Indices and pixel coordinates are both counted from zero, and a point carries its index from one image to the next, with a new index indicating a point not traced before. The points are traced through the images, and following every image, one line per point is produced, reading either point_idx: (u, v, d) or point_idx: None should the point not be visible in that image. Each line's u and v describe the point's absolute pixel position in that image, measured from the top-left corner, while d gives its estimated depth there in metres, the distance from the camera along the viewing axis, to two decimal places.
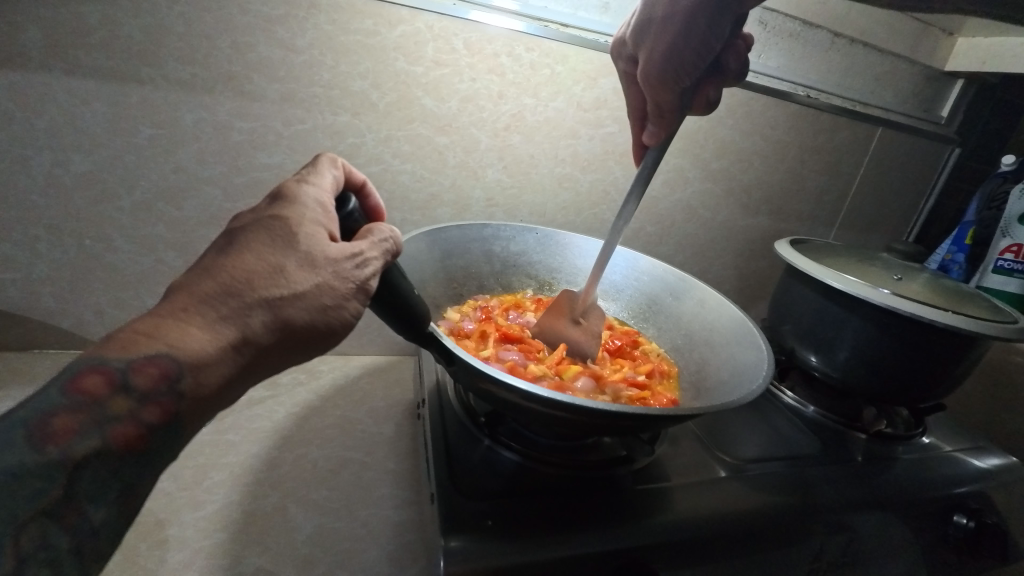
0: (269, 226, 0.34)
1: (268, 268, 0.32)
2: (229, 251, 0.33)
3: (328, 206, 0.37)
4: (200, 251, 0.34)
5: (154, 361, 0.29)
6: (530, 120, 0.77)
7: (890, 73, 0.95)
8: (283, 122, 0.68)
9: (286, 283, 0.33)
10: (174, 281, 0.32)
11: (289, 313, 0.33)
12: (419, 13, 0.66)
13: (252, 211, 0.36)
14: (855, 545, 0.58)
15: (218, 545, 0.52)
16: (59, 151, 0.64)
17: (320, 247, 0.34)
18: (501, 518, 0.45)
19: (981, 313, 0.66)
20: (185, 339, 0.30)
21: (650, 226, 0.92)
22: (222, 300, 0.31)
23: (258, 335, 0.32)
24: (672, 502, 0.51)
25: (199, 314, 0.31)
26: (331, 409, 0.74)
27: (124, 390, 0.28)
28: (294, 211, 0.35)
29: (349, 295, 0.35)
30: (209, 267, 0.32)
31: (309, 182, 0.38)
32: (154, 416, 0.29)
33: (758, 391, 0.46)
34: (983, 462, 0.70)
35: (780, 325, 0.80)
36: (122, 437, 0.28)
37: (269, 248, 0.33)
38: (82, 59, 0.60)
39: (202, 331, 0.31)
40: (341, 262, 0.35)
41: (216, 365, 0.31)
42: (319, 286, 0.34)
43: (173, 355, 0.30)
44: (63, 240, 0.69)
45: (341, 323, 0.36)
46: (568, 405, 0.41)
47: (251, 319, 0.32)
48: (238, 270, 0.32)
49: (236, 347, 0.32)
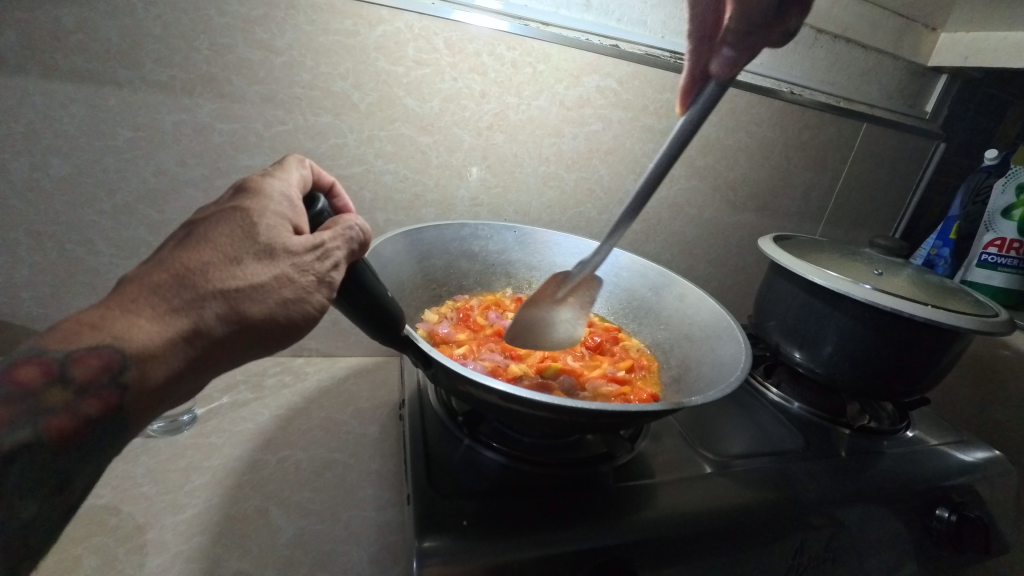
0: (230, 216, 0.34)
1: (224, 260, 0.33)
2: (186, 242, 0.33)
3: (294, 200, 0.37)
4: (156, 244, 0.34)
5: (96, 353, 0.29)
6: (513, 118, 0.77)
7: (875, 68, 0.96)
8: (264, 123, 0.68)
9: (242, 275, 0.33)
10: (128, 272, 0.33)
11: (245, 304, 0.33)
12: (399, 13, 0.66)
13: (215, 202, 0.36)
14: (838, 539, 0.58)
15: (198, 548, 0.52)
16: (37, 155, 0.63)
17: (282, 238, 0.34)
18: (478, 518, 0.45)
19: (964, 307, 0.66)
20: (131, 331, 0.30)
21: (636, 224, 0.92)
22: (174, 290, 0.31)
23: (212, 327, 0.32)
24: (655, 499, 0.51)
25: (149, 305, 0.31)
26: (317, 411, 0.73)
27: (62, 381, 0.29)
28: (258, 202, 0.35)
29: (312, 288, 0.35)
30: (163, 257, 0.33)
31: (276, 176, 0.38)
32: (93, 409, 0.30)
33: (736, 386, 0.46)
34: (968, 455, 0.70)
35: (765, 321, 0.80)
36: (56, 428, 0.29)
37: (227, 240, 0.33)
38: (59, 62, 0.60)
39: (151, 322, 0.31)
40: (303, 254, 0.35)
41: (163, 359, 0.31)
42: (278, 278, 0.34)
43: (118, 348, 0.30)
44: (44, 244, 0.68)
45: (304, 316, 0.35)
46: (546, 405, 0.41)
47: (204, 311, 0.32)
48: (192, 261, 0.32)
49: (187, 339, 0.32)
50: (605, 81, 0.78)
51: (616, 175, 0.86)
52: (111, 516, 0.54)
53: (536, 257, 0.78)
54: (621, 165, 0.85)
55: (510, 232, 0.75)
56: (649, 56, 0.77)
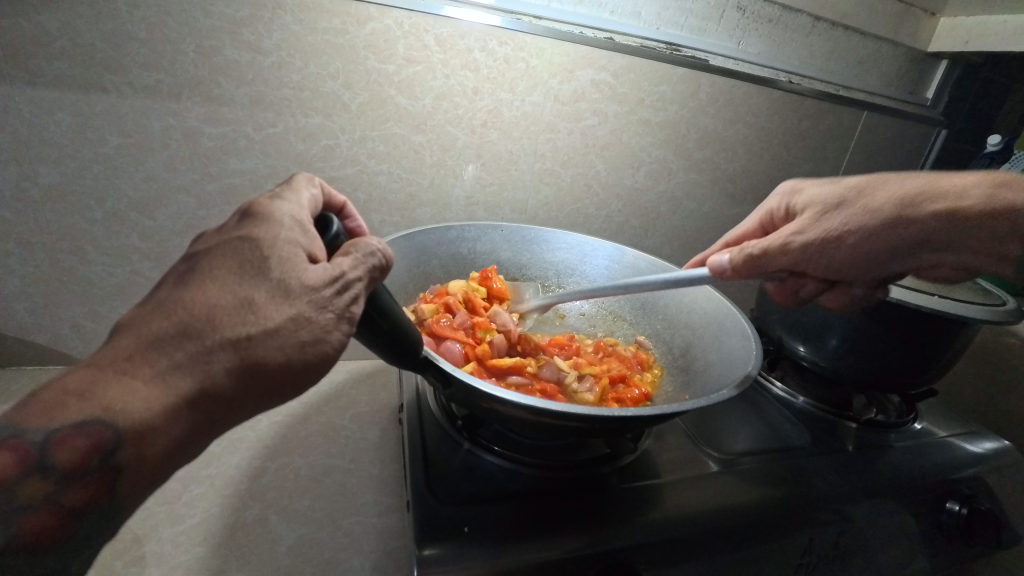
0: (237, 248, 0.32)
1: (235, 302, 0.30)
2: (190, 282, 0.31)
3: (306, 223, 0.35)
4: (157, 282, 0.32)
5: (82, 432, 0.27)
6: (507, 115, 0.76)
7: (873, 56, 0.94)
8: (254, 126, 0.67)
9: (255, 318, 0.30)
10: (123, 318, 0.30)
11: (260, 352, 0.30)
12: (388, 10, 0.65)
13: (220, 230, 0.34)
14: (847, 536, 0.56)
15: (197, 559, 0.51)
16: (25, 164, 0.62)
17: (296, 273, 0.32)
18: (479, 524, 0.44)
19: (971, 296, 0.65)
20: (125, 400, 0.28)
21: (635, 218, 0.91)
22: (177, 343, 0.29)
23: (219, 381, 0.30)
24: (660, 500, 0.50)
25: (147, 363, 0.29)
26: (315, 416, 0.72)
27: (41, 469, 0.27)
28: (267, 230, 0.33)
29: (330, 325, 0.32)
30: (165, 302, 0.30)
31: (285, 199, 0.36)
32: (78, 498, 0.28)
33: (742, 385, 0.44)
34: (976, 446, 0.69)
35: (768, 315, 0.79)
36: (35, 527, 0.26)
37: (236, 278, 0.31)
38: (43, 68, 0.58)
39: (147, 385, 0.29)
40: (319, 289, 0.32)
41: (163, 428, 0.29)
42: (294, 319, 0.31)
43: (108, 422, 0.27)
44: (35, 254, 0.68)
45: (324, 357, 0.33)
46: (545, 412, 0.40)
47: (211, 364, 0.29)
48: (198, 306, 0.30)
49: (189, 400, 0.29)
50: (599, 74, 0.76)
51: (613, 170, 0.85)
52: None
53: (526, 255, 0.77)
54: (618, 159, 0.84)
55: (498, 231, 0.74)
56: (643, 48, 0.76)
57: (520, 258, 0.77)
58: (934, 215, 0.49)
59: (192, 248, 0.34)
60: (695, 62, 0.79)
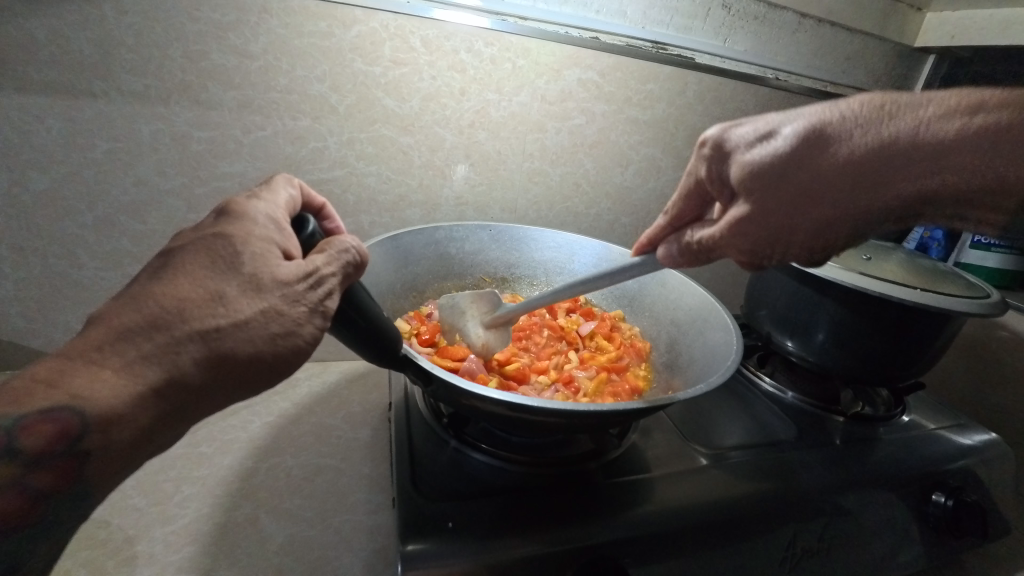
0: (211, 244, 0.32)
1: (206, 296, 0.31)
2: (162, 275, 0.31)
3: (281, 222, 0.36)
4: (130, 275, 0.32)
5: (50, 419, 0.27)
6: (495, 115, 0.76)
7: (861, 51, 0.94)
8: (242, 129, 0.68)
9: (226, 311, 0.31)
10: (96, 309, 0.30)
11: (229, 344, 0.31)
12: (374, 13, 0.65)
13: (196, 228, 0.34)
14: (833, 528, 0.57)
15: (187, 559, 0.51)
16: (15, 170, 0.63)
17: (269, 269, 0.32)
18: (464, 520, 0.44)
19: (956, 290, 0.65)
20: (92, 389, 0.28)
21: (625, 217, 0.91)
22: (145, 335, 0.29)
23: (188, 372, 0.30)
24: (646, 495, 0.51)
25: (115, 353, 0.28)
26: (307, 417, 0.73)
27: (9, 454, 0.27)
28: (241, 228, 0.33)
29: (302, 318, 0.33)
30: (137, 294, 0.30)
31: (261, 199, 0.36)
32: (46, 481, 0.28)
33: (721, 379, 0.45)
34: (966, 439, 0.69)
35: (756, 310, 0.80)
36: (1, 509, 0.27)
37: (208, 273, 0.31)
38: (32, 75, 0.59)
39: (116, 374, 0.28)
40: (292, 284, 0.33)
41: (131, 417, 0.29)
42: (264, 313, 0.32)
43: (75, 411, 0.27)
44: (27, 260, 0.68)
45: (296, 350, 0.34)
46: (526, 407, 0.40)
47: (180, 355, 0.30)
48: (168, 299, 0.30)
49: (158, 390, 0.29)
50: (586, 74, 0.77)
51: (602, 169, 0.85)
52: (100, 530, 0.54)
53: (516, 254, 0.77)
54: (606, 157, 0.85)
55: (487, 231, 0.74)
56: (629, 47, 0.76)
57: (509, 257, 0.77)
58: (962, 130, 0.35)
59: (166, 244, 0.34)
60: (682, 60, 0.80)
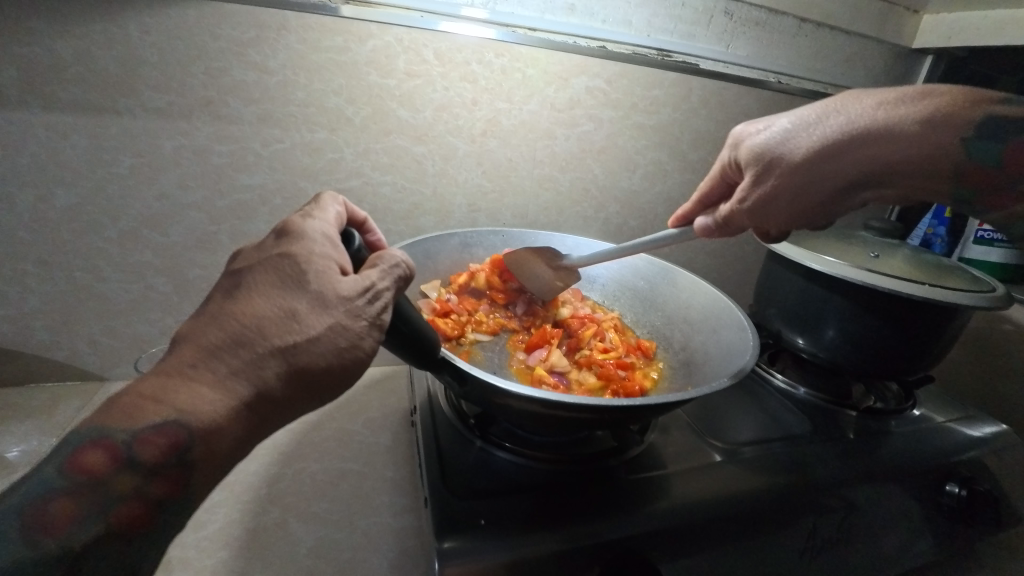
0: (278, 264, 0.33)
1: (281, 313, 0.32)
2: (236, 294, 0.33)
3: (334, 238, 0.37)
4: (204, 295, 0.34)
5: (162, 432, 0.28)
6: (505, 124, 0.78)
7: (859, 53, 0.96)
8: (262, 143, 0.70)
9: (299, 327, 0.32)
10: (180, 329, 0.32)
11: (304, 360, 0.32)
12: (388, 27, 0.67)
13: (257, 248, 0.35)
14: (850, 520, 0.58)
15: (222, 563, 0.52)
16: (42, 186, 0.65)
17: (332, 285, 0.33)
18: (495, 517, 0.46)
19: (962, 284, 0.67)
20: (194, 402, 0.29)
21: (632, 220, 0.93)
22: (232, 351, 0.31)
23: (272, 387, 0.31)
24: (668, 489, 0.52)
25: (208, 370, 0.30)
26: (329, 422, 0.74)
27: (129, 465, 0.28)
28: (303, 246, 0.34)
29: (364, 332, 0.34)
30: (217, 315, 0.32)
31: (314, 216, 0.38)
32: (161, 490, 0.29)
33: (743, 372, 0.46)
34: (976, 431, 0.71)
35: (766, 309, 0.81)
36: (127, 517, 0.28)
37: (279, 291, 0.33)
38: (59, 94, 0.61)
39: (212, 389, 0.30)
40: (352, 299, 0.34)
41: (227, 428, 0.30)
42: (333, 328, 0.33)
43: (182, 423, 0.29)
44: (52, 273, 0.70)
45: (358, 363, 0.34)
46: (555, 403, 0.41)
47: (264, 370, 0.31)
48: (247, 317, 0.32)
49: (248, 404, 0.31)
50: (593, 82, 0.79)
51: (610, 174, 0.87)
52: None
53: None
54: (614, 163, 0.86)
55: (500, 237, 0.76)
56: (635, 55, 0.78)
57: None
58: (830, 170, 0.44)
59: (230, 266, 0.35)
60: (686, 66, 0.82)
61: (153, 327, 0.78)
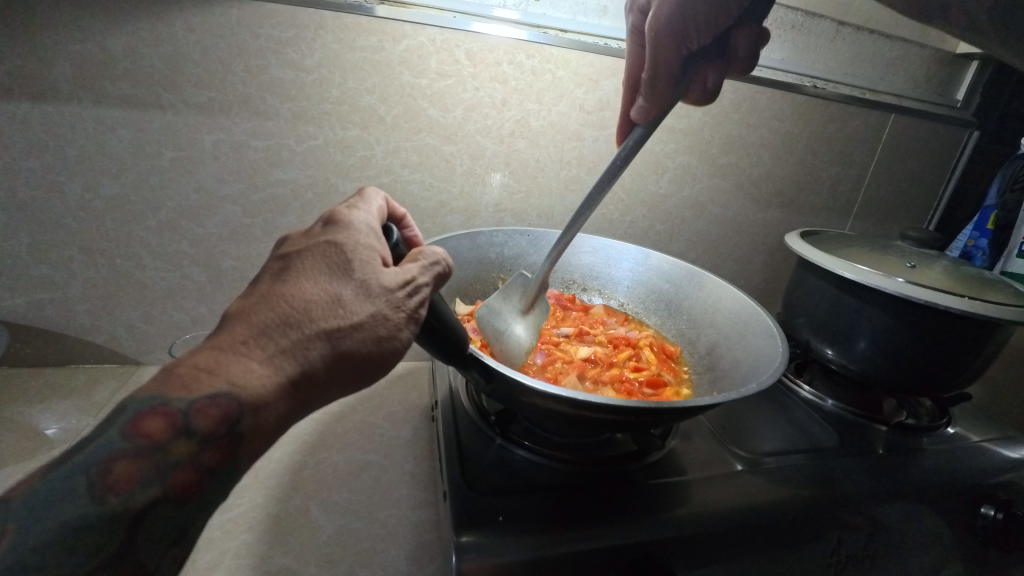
0: (325, 251, 0.34)
1: (328, 298, 0.33)
2: (286, 277, 0.33)
3: (377, 230, 0.37)
4: (253, 276, 0.34)
5: (216, 402, 0.29)
6: (534, 125, 0.78)
7: (900, 58, 0.93)
8: (296, 139, 0.71)
9: (344, 313, 0.33)
10: (230, 308, 0.33)
11: (347, 345, 0.33)
12: (422, 27, 0.68)
13: (305, 234, 0.36)
14: (875, 538, 0.57)
15: (245, 545, 0.54)
16: (90, 176, 0.68)
17: (375, 274, 0.34)
18: (514, 514, 0.46)
19: (1004, 298, 0.64)
20: (245, 376, 0.30)
21: (659, 224, 0.92)
22: (281, 331, 0.31)
23: (316, 368, 0.32)
24: (689, 496, 0.51)
25: (258, 347, 0.31)
26: (351, 415, 0.76)
27: (186, 433, 0.29)
28: (348, 235, 0.35)
29: (401, 324, 0.35)
30: (268, 295, 0.32)
31: (358, 208, 0.38)
32: (212, 459, 0.30)
33: (773, 377, 0.45)
34: (1014, 452, 0.68)
35: (795, 318, 0.80)
36: (181, 482, 0.29)
37: (326, 277, 0.33)
38: (108, 89, 0.64)
39: (261, 365, 0.31)
40: (394, 290, 0.35)
41: (273, 404, 0.31)
42: (374, 316, 0.33)
43: (234, 395, 0.29)
44: (96, 260, 0.73)
45: (394, 353, 0.35)
46: (580, 403, 0.41)
47: (309, 351, 0.32)
48: (295, 299, 0.32)
49: (294, 382, 0.32)
50: None
51: (638, 177, 0.87)
52: None
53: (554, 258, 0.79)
54: (643, 166, 0.86)
55: (525, 237, 0.77)
56: None
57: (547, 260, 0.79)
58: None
59: (277, 250, 0.36)
60: None
61: (187, 315, 0.80)
